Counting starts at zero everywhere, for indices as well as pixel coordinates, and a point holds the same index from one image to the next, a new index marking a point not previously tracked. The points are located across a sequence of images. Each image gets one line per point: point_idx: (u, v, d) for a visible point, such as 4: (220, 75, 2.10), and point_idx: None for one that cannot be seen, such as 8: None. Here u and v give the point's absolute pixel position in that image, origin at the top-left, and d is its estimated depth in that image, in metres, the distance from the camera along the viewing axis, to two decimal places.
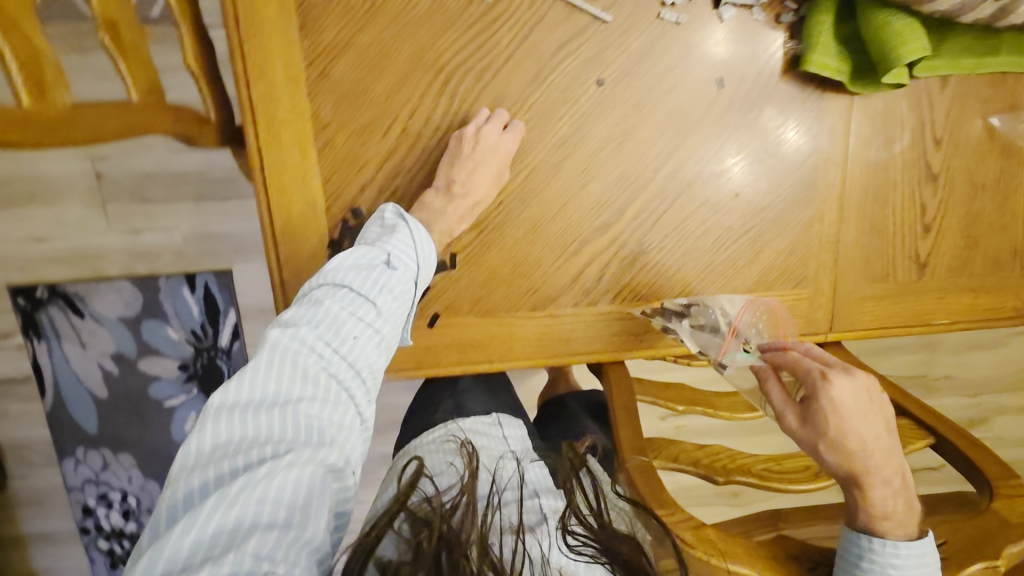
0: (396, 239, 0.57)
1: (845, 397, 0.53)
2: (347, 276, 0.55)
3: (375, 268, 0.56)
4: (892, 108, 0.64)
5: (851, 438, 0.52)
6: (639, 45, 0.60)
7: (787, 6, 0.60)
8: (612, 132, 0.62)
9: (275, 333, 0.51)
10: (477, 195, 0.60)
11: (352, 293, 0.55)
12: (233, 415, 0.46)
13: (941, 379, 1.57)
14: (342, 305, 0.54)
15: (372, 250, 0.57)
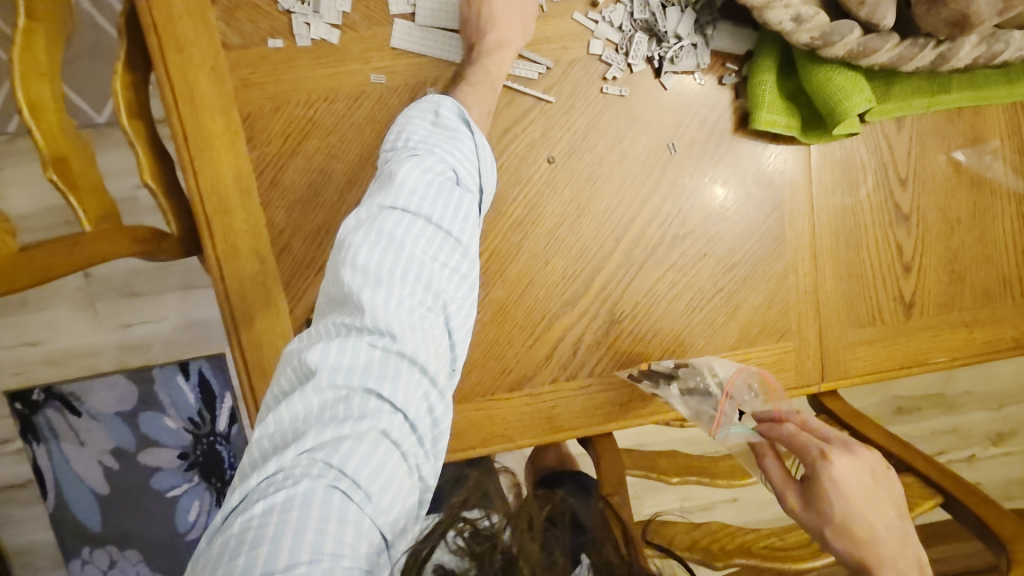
0: (463, 154, 0.49)
1: (846, 478, 0.50)
2: (421, 199, 0.46)
3: (453, 192, 0.47)
4: (851, 153, 0.63)
5: (859, 525, 0.50)
6: (584, 121, 0.61)
7: (729, 68, 0.60)
8: (567, 207, 0.62)
9: (366, 290, 0.43)
10: (502, 31, 0.55)
11: (434, 231, 0.46)
12: (325, 390, 0.41)
13: (962, 395, 1.51)
14: (426, 246, 0.45)
15: (439, 164, 0.47)
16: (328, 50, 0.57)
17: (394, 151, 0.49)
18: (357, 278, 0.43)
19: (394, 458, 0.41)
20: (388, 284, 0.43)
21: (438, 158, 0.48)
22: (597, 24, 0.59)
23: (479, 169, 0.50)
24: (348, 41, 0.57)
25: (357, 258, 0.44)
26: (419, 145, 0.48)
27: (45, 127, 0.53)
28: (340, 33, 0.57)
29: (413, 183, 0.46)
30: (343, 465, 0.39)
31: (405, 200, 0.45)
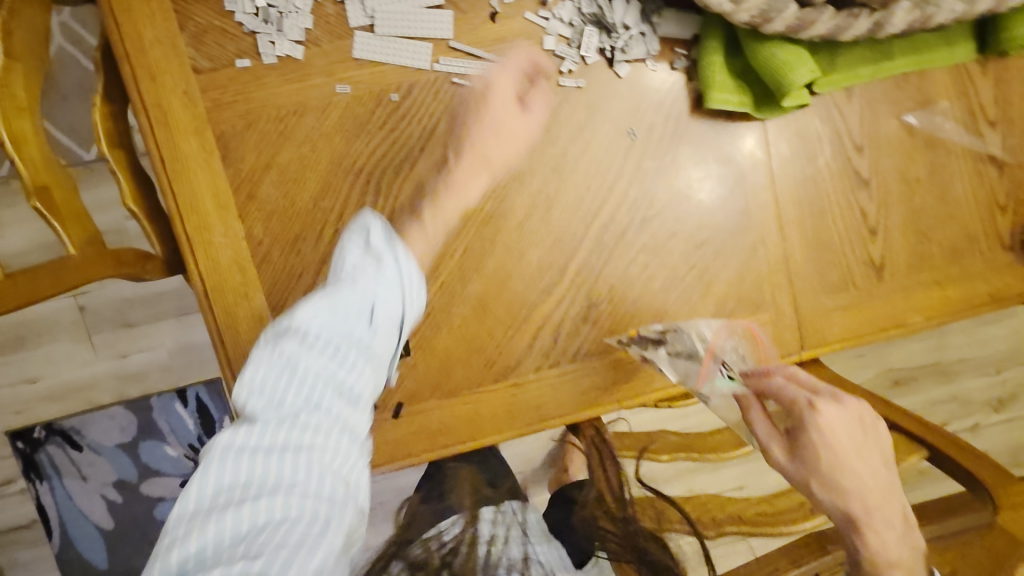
0: (376, 270, 0.50)
1: (835, 426, 0.51)
2: (325, 316, 0.47)
3: (358, 312, 0.48)
4: (805, 125, 0.66)
5: (843, 479, 0.50)
6: (544, 114, 0.63)
7: (678, 52, 0.63)
8: (535, 198, 0.64)
9: (259, 400, 0.44)
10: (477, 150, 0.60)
11: (336, 347, 0.46)
12: (214, 486, 0.41)
13: (959, 361, 1.53)
14: (328, 360, 0.46)
15: (351, 289, 0.48)
16: (293, 66, 0.60)
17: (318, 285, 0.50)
18: (256, 392, 0.44)
19: (283, 550, 0.39)
20: (284, 400, 0.44)
21: (353, 278, 0.49)
22: (548, 22, 0.61)
23: (400, 292, 0.50)
24: (312, 56, 0.60)
25: (257, 375, 0.44)
26: (345, 272, 0.49)
27: (27, 159, 0.56)
28: (303, 49, 0.59)
29: (320, 302, 0.47)
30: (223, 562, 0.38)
31: (307, 322, 0.46)
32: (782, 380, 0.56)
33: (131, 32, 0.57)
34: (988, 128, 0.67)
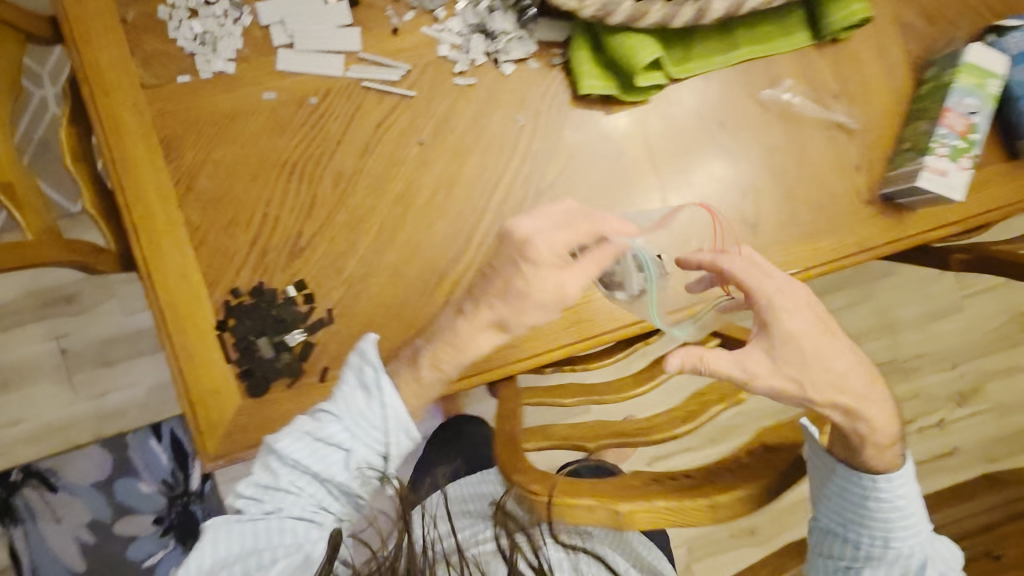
0: (350, 411, 0.62)
1: (801, 318, 0.56)
2: (315, 433, 0.62)
3: (330, 446, 0.62)
4: (673, 105, 0.76)
5: (829, 371, 0.56)
6: (443, 108, 0.73)
7: (554, 52, 0.74)
8: (440, 179, 0.73)
9: (249, 494, 0.63)
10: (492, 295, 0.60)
11: (308, 468, 0.62)
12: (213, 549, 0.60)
13: (912, 358, 1.53)
14: (307, 476, 0.62)
15: (326, 427, 0.62)
16: (226, 78, 0.71)
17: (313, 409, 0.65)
18: (265, 474, 0.63)
19: None
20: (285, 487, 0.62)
21: (345, 403, 0.62)
22: (441, 33, 0.73)
23: (374, 433, 0.63)
24: (243, 70, 0.71)
25: (267, 465, 0.63)
26: (329, 410, 0.63)
27: None
28: (235, 65, 0.71)
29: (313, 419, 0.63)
30: None
31: (300, 438, 0.62)
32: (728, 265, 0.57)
33: (92, 59, 0.69)
34: (833, 100, 0.78)
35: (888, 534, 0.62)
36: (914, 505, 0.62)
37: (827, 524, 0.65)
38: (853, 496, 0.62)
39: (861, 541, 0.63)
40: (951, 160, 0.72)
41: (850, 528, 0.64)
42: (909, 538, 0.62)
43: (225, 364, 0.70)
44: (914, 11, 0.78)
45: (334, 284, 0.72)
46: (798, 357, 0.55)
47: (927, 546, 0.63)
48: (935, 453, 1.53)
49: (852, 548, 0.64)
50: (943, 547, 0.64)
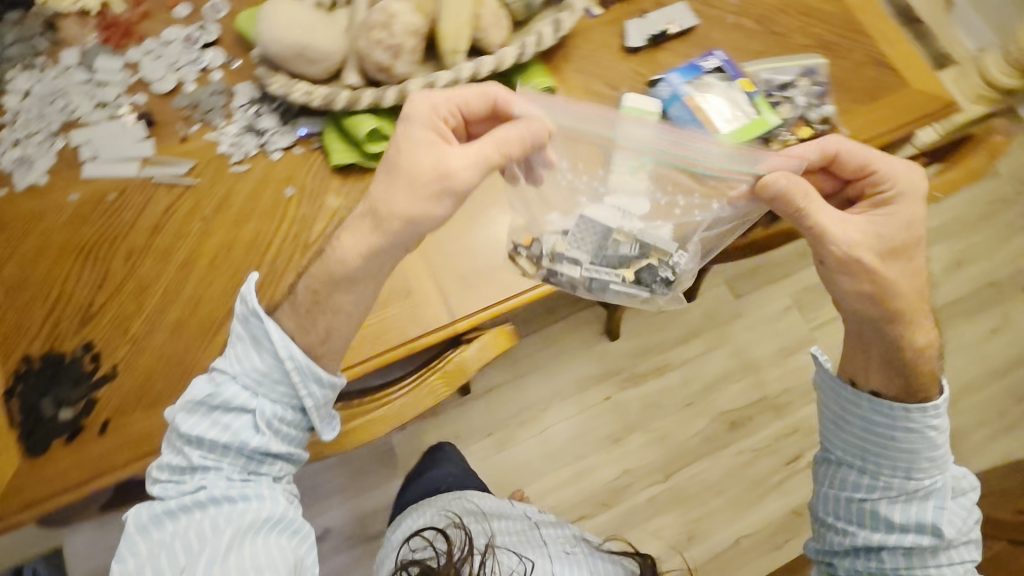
0: (249, 368, 0.69)
1: (907, 193, 0.73)
2: (206, 400, 0.69)
3: (229, 411, 0.69)
4: None
5: (907, 255, 0.72)
6: (223, 190, 0.90)
7: (313, 139, 0.92)
8: (221, 244, 0.87)
9: (168, 475, 0.69)
10: (413, 171, 0.66)
11: (212, 433, 0.68)
12: (160, 528, 0.67)
13: (780, 394, 1.58)
14: (217, 439, 0.68)
15: (216, 389, 0.69)
16: (37, 187, 0.87)
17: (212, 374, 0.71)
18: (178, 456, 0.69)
19: (226, 549, 0.66)
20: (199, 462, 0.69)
21: (238, 359, 0.70)
22: (220, 136, 0.92)
23: (261, 383, 0.70)
24: (53, 180, 0.88)
25: (177, 447, 0.70)
26: (222, 378, 0.70)
27: None
28: (47, 177, 0.88)
29: (209, 387, 0.70)
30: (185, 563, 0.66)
31: (195, 412, 0.69)
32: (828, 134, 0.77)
33: None
34: None
35: (910, 465, 0.75)
36: (942, 440, 0.74)
37: (852, 449, 0.78)
38: (881, 425, 0.75)
39: (881, 471, 0.76)
40: None
41: (870, 459, 0.77)
42: (932, 472, 0.75)
43: (9, 427, 0.77)
44: (597, 82, 1.01)
45: (119, 343, 0.81)
46: (905, 240, 0.72)
47: (948, 479, 0.75)
48: None
49: (868, 478, 0.77)
50: (964, 481, 0.77)
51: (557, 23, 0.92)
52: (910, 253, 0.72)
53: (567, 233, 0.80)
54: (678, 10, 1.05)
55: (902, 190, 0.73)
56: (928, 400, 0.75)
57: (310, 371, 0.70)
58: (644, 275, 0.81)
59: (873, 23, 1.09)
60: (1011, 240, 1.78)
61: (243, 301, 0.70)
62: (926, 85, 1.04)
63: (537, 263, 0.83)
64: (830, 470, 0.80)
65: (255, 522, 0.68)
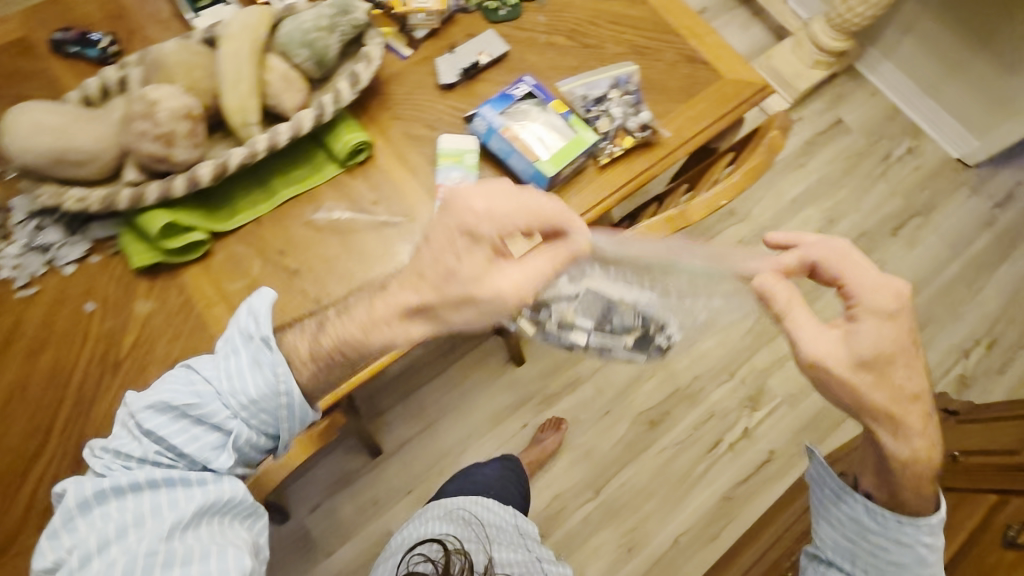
0: (234, 381, 0.67)
1: (880, 315, 0.63)
2: (178, 401, 0.66)
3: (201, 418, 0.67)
4: (232, 253, 0.86)
5: (884, 383, 0.64)
6: (9, 321, 0.80)
7: (109, 243, 0.84)
8: (13, 383, 0.77)
9: (120, 452, 0.66)
10: (448, 265, 0.65)
11: (181, 428, 0.67)
12: (108, 504, 0.64)
13: (691, 383, 1.58)
14: (183, 435, 0.67)
15: (189, 390, 0.67)
16: None
17: (186, 379, 0.68)
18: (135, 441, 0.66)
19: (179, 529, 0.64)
20: (154, 456, 0.66)
21: (230, 376, 0.67)
22: None
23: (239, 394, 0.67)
24: None
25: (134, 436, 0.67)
26: (197, 381, 0.68)
27: None
28: None
29: (187, 391, 0.67)
30: (134, 539, 0.63)
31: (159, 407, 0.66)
32: (814, 237, 0.70)
33: None
34: (373, 206, 0.92)
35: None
36: (934, 556, 0.70)
37: (839, 554, 0.75)
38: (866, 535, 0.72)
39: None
40: None
41: (857, 562, 0.73)
42: None
43: None
44: (417, 125, 0.98)
45: None
46: (880, 364, 0.63)
47: None
48: (753, 465, 1.53)
49: None
50: None
51: (354, 76, 0.88)
52: (885, 369, 0.64)
53: (575, 300, 0.83)
54: (488, 38, 1.03)
55: (871, 309, 0.64)
56: (923, 514, 0.70)
57: (302, 405, 0.69)
58: (643, 340, 0.84)
59: (680, 20, 1.11)
60: (873, 189, 1.87)
61: (258, 325, 0.68)
62: (737, 73, 1.08)
63: (541, 328, 0.85)
64: (818, 565, 0.77)
65: (214, 507, 0.66)
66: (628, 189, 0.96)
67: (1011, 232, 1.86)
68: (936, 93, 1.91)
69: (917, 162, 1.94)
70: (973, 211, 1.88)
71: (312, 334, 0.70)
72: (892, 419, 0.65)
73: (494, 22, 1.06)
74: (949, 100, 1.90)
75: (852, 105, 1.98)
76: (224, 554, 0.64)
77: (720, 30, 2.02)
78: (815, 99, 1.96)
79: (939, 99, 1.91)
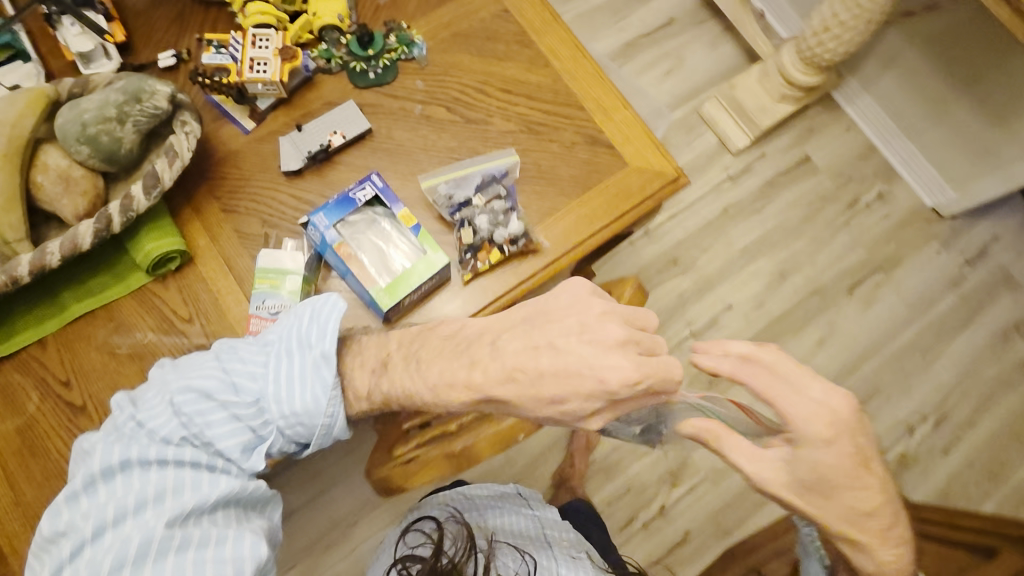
0: (280, 377, 0.56)
1: (813, 431, 0.56)
2: (217, 387, 0.56)
3: (235, 406, 0.56)
4: (9, 383, 0.74)
5: (842, 509, 0.57)
6: None
7: None
8: None
9: (138, 417, 0.55)
10: (481, 366, 0.54)
11: (211, 409, 0.55)
12: (117, 478, 0.52)
13: (610, 454, 1.46)
14: (211, 418, 0.55)
15: (226, 379, 0.57)
16: None
17: (226, 364, 0.58)
18: (162, 415, 0.55)
19: (191, 520, 0.52)
20: (180, 441, 0.55)
21: (282, 381, 0.56)
22: None
23: (282, 391, 0.56)
24: None
25: (159, 407, 0.55)
26: (235, 371, 0.57)
27: None
28: None
29: (228, 381, 0.57)
30: (139, 521, 0.51)
31: (189, 391, 0.56)
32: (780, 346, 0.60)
33: None
34: (186, 325, 0.78)
35: None
36: None
37: None
38: None
39: None
40: None
41: None
42: None
43: None
44: (254, 220, 0.82)
45: None
46: (828, 482, 0.56)
47: None
48: (667, 545, 1.44)
49: None
50: None
51: (152, 176, 0.72)
52: (831, 492, 0.57)
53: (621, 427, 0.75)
54: (347, 113, 0.86)
55: (814, 424, 0.55)
56: None
57: (343, 428, 0.59)
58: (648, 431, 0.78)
59: (588, 88, 0.93)
60: (833, 240, 1.71)
61: (321, 338, 0.58)
62: (644, 161, 0.91)
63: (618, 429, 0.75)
64: None
65: (231, 503, 0.55)
66: (500, 305, 0.81)
67: (979, 294, 1.71)
68: (915, 134, 1.70)
69: (886, 210, 1.75)
70: (942, 270, 1.72)
71: (371, 373, 0.60)
72: (859, 549, 0.60)
73: (359, 87, 0.88)
74: (928, 145, 1.69)
75: (822, 141, 1.77)
76: (239, 544, 0.52)
77: (685, 46, 1.77)
78: (781, 133, 1.75)
79: (917, 142, 1.71)
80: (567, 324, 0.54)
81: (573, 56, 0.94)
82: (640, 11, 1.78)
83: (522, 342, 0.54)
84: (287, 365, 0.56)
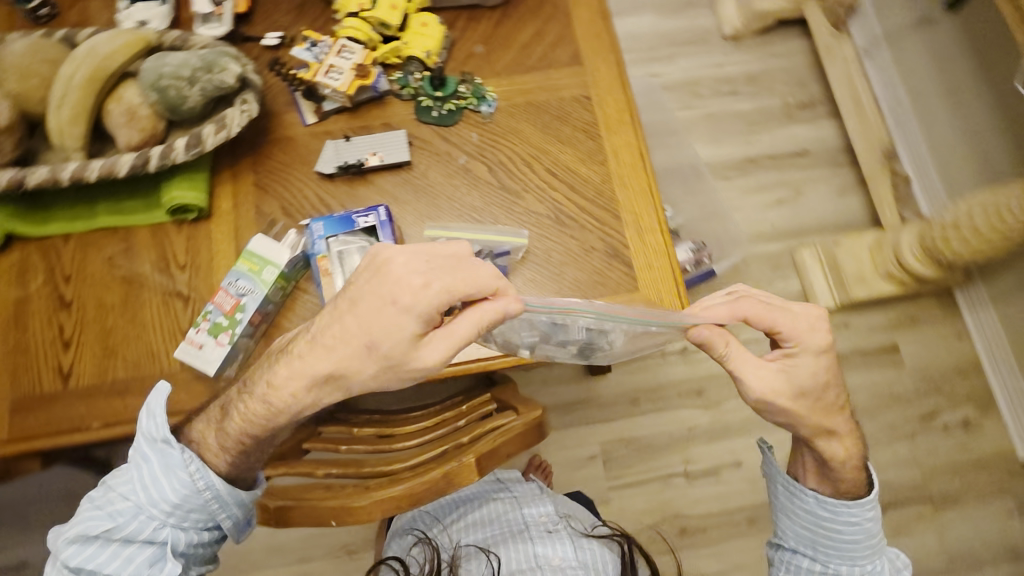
0: (145, 485, 0.63)
1: (801, 327, 0.67)
2: (95, 524, 0.62)
3: (123, 531, 0.63)
4: (27, 260, 0.84)
5: (820, 405, 0.68)
6: None
7: None
8: None
9: None
10: (328, 352, 0.56)
11: (103, 547, 0.62)
12: None
13: None
14: (105, 558, 0.62)
15: (100, 511, 0.63)
16: None
17: (97, 495, 0.64)
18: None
19: None
20: None
21: (145, 487, 0.62)
22: None
23: (158, 496, 0.62)
24: None
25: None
26: (105, 502, 0.63)
27: None
28: None
29: (104, 514, 0.63)
30: None
31: (72, 542, 0.62)
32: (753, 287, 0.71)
33: None
34: (178, 271, 0.84)
35: None
36: None
37: None
38: None
39: None
40: (209, 334, 0.78)
41: None
42: None
43: None
44: (275, 203, 0.87)
45: None
46: (819, 379, 0.67)
47: None
48: None
49: None
50: None
51: (196, 137, 0.79)
52: (819, 393, 0.68)
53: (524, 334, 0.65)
54: (394, 140, 0.89)
55: (800, 329, 0.67)
56: None
57: (231, 490, 0.65)
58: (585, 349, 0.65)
59: (632, 201, 0.89)
60: (887, 446, 1.50)
61: (156, 426, 0.63)
62: (656, 295, 0.85)
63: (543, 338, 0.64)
64: None
65: None
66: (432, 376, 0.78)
67: None
68: None
69: (965, 441, 1.50)
70: (1005, 535, 1.45)
71: (214, 424, 0.64)
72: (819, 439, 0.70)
73: (419, 120, 0.91)
74: None
75: (920, 337, 1.56)
76: None
77: (806, 182, 1.65)
78: (875, 310, 1.57)
79: None
80: (376, 291, 0.55)
81: (632, 163, 0.90)
82: (774, 132, 1.68)
83: (343, 320, 0.57)
84: (148, 468, 0.63)
